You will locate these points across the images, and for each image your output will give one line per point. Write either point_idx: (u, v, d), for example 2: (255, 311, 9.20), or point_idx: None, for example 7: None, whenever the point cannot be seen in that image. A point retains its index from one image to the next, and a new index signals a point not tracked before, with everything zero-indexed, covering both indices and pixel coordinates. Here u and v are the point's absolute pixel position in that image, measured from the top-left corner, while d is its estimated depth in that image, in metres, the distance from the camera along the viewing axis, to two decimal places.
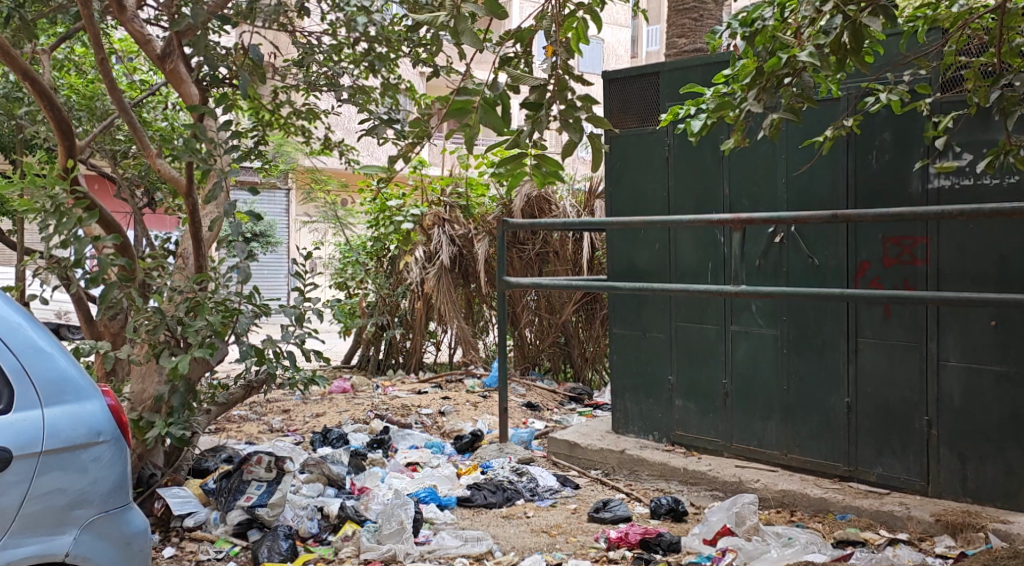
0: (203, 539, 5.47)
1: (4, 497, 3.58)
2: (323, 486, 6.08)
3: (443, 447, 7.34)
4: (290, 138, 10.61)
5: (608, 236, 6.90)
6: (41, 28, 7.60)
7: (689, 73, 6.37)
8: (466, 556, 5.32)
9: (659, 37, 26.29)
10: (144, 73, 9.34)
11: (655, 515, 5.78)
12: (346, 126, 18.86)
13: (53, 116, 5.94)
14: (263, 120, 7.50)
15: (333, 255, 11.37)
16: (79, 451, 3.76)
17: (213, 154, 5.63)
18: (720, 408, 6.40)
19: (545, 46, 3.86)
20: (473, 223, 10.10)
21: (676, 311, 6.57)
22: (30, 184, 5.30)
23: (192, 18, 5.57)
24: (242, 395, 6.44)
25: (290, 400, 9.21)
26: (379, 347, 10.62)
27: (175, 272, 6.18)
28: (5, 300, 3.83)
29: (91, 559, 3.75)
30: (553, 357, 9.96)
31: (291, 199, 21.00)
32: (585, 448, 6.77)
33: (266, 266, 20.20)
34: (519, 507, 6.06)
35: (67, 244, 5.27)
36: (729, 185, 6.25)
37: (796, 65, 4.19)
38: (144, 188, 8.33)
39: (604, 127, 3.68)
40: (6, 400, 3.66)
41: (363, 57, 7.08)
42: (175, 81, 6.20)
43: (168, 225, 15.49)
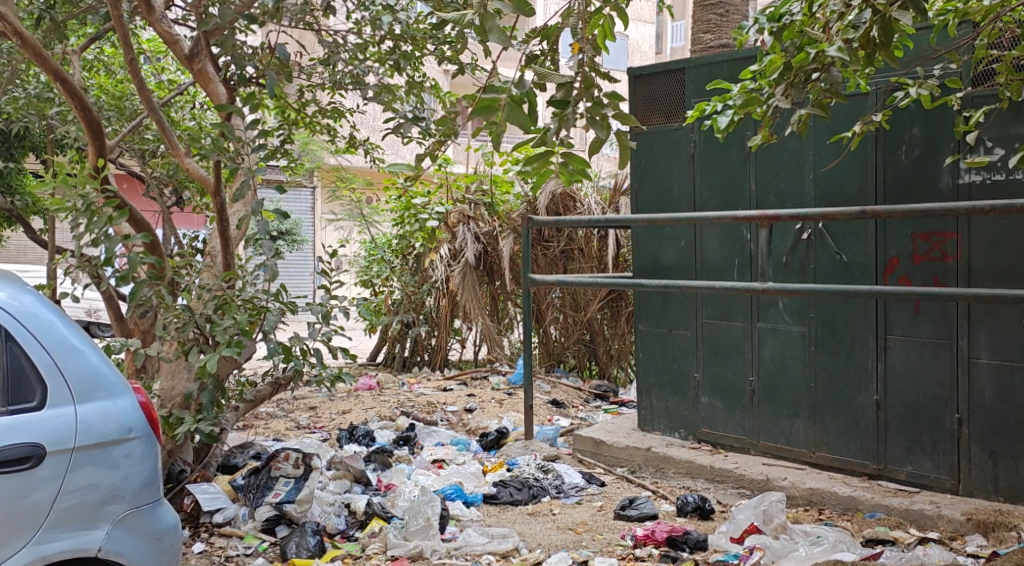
0: (232, 534, 5.51)
1: (38, 492, 3.63)
2: (350, 482, 6.14)
3: (469, 444, 7.35)
4: (316, 137, 10.65)
5: (634, 234, 6.89)
6: (72, 29, 7.68)
7: (715, 68, 6.36)
8: (492, 553, 5.34)
9: (683, 33, 26.01)
10: (172, 73, 9.43)
11: (681, 513, 5.78)
12: (371, 124, 18.88)
13: (85, 116, 5.99)
14: (289, 119, 7.55)
15: (359, 253, 11.42)
16: (111, 447, 3.80)
17: (241, 153, 5.68)
18: (747, 406, 6.38)
19: (572, 43, 3.85)
20: (498, 220, 10.14)
21: (702, 308, 6.55)
22: (61, 183, 5.35)
23: (220, 18, 5.61)
24: (269, 392, 6.48)
25: (317, 397, 9.27)
26: (405, 344, 10.70)
27: (203, 270, 6.22)
28: (37, 298, 3.87)
29: (122, 554, 3.78)
30: (579, 354, 9.96)
31: (316, 197, 21.14)
32: (611, 446, 6.76)
33: (292, 263, 20.34)
34: (544, 505, 6.08)
35: (98, 243, 5.32)
36: (755, 182, 6.22)
37: (825, 60, 4.08)
38: (173, 187, 8.39)
39: (631, 124, 3.67)
40: (39, 396, 3.70)
41: (388, 56, 7.12)
42: (203, 81, 6.35)
43: (195, 224, 15.64)
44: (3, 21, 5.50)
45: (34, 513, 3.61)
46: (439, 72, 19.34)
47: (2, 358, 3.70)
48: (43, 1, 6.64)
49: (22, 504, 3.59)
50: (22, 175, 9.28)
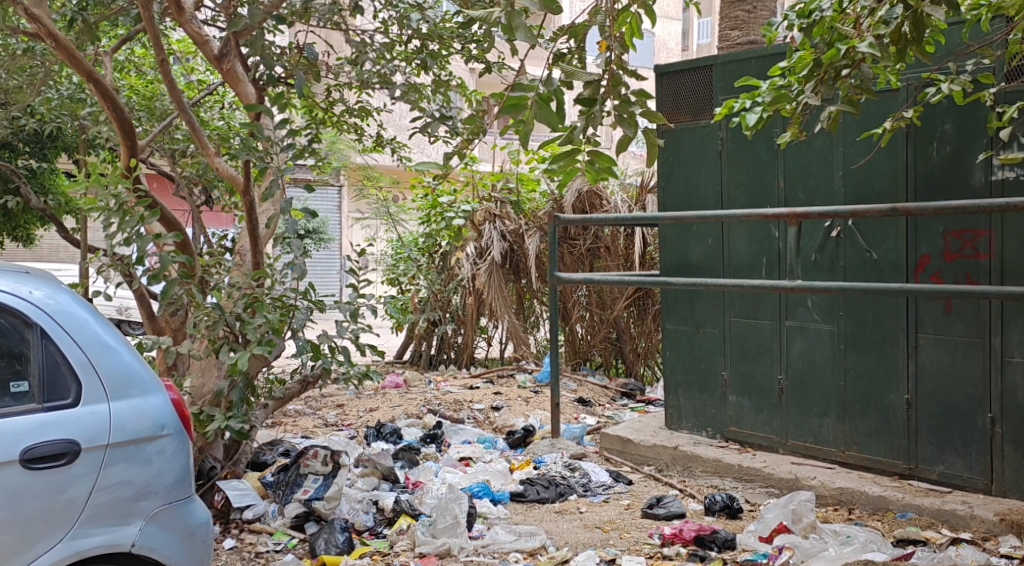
0: (262, 531, 5.55)
1: (73, 488, 3.67)
2: (378, 480, 6.17)
3: (496, 443, 7.37)
4: (343, 136, 10.70)
5: (661, 232, 6.88)
6: (104, 30, 7.77)
7: (743, 65, 6.34)
8: (520, 551, 5.36)
9: (710, 28, 25.26)
10: (202, 72, 9.50)
11: (710, 512, 5.77)
12: (397, 124, 18.94)
13: (117, 116, 6.06)
14: (316, 118, 7.59)
15: (385, 251, 11.45)
16: (144, 444, 3.84)
17: (270, 152, 5.71)
18: (776, 404, 6.35)
19: (599, 41, 3.86)
20: (524, 218, 10.14)
21: (730, 306, 6.54)
22: (94, 183, 5.43)
23: (249, 18, 5.64)
24: (298, 390, 6.52)
25: (345, 395, 9.33)
26: (431, 342, 10.75)
27: (233, 269, 6.27)
28: (72, 296, 3.92)
29: (156, 550, 3.83)
30: (605, 352, 9.97)
31: (343, 196, 21.23)
32: (638, 444, 6.75)
33: (319, 262, 20.45)
34: (572, 503, 6.08)
35: (130, 241, 5.36)
36: (784, 179, 6.20)
37: (855, 56, 4.11)
38: (202, 186, 8.46)
39: (658, 122, 3.68)
40: (74, 393, 3.75)
41: (415, 54, 7.14)
42: (233, 80, 6.43)
43: (224, 223, 15.79)
44: (37, 23, 5.57)
45: (69, 508, 3.66)
46: (466, 70, 19.32)
47: (38, 356, 3.74)
48: (76, 3, 6.72)
49: (57, 500, 3.64)
50: (55, 175, 9.41)
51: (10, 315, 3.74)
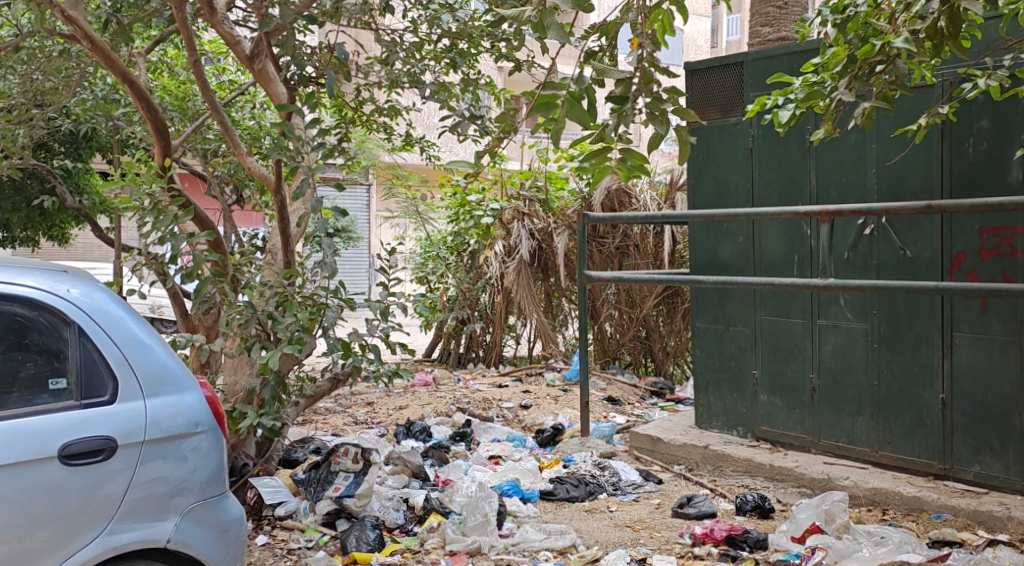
0: (294, 527, 5.58)
1: (110, 484, 3.71)
2: (408, 477, 6.19)
3: (525, 441, 7.38)
4: (372, 135, 10.74)
5: (691, 230, 6.85)
6: (138, 32, 7.84)
7: (775, 62, 6.30)
8: (550, 549, 5.36)
9: (740, 25, 25.33)
10: (233, 73, 9.59)
11: (740, 511, 5.74)
12: (426, 124, 19.08)
13: (150, 116, 6.10)
14: (346, 117, 7.61)
15: (415, 249, 11.51)
16: (179, 441, 3.87)
17: (300, 152, 5.73)
18: (808, 404, 6.31)
19: (631, 39, 3.84)
20: (553, 217, 10.14)
21: (761, 304, 6.50)
22: (130, 183, 5.49)
23: (281, 19, 5.66)
24: (328, 388, 6.56)
25: (374, 392, 9.38)
26: (460, 340, 10.80)
27: (264, 268, 6.31)
28: (108, 295, 3.95)
29: (191, 546, 3.86)
30: (634, 351, 9.95)
31: (372, 195, 21.36)
32: (668, 443, 6.73)
33: (348, 261, 20.59)
34: (602, 502, 6.08)
35: (164, 241, 5.40)
36: (816, 177, 6.16)
37: (890, 52, 4.06)
38: (234, 186, 8.54)
39: (690, 119, 3.67)
40: (111, 390, 3.79)
41: (445, 54, 7.16)
42: (263, 81, 6.34)
43: (255, 223, 15.95)
44: (74, 25, 5.63)
45: (107, 504, 3.70)
46: (494, 68, 19.36)
47: (76, 353, 3.78)
48: (111, 5, 6.79)
49: (96, 495, 3.68)
50: (89, 175, 9.55)
51: (49, 313, 3.78)
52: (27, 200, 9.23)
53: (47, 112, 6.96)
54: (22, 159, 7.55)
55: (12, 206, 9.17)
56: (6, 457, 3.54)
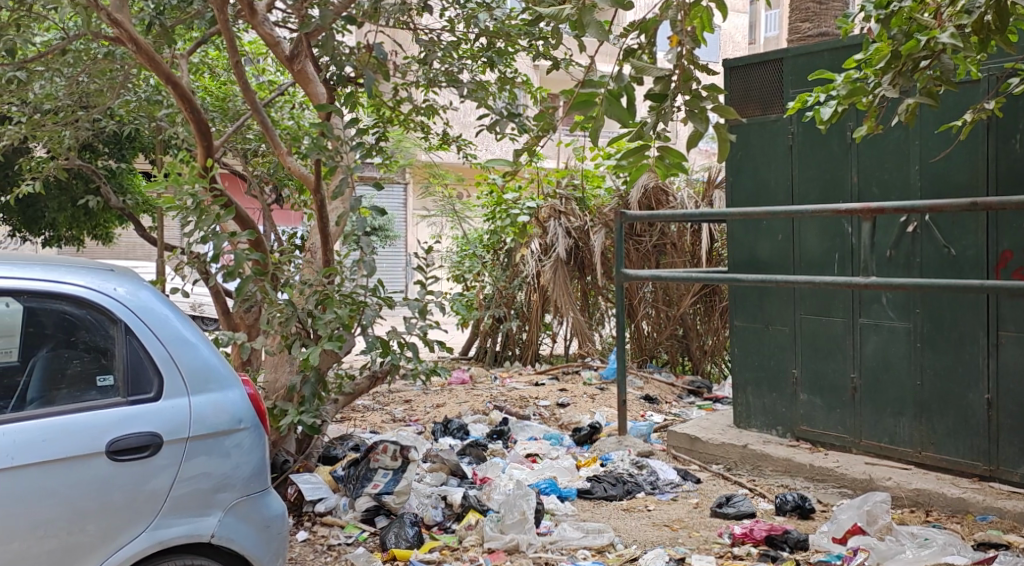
0: (334, 524, 5.63)
1: (155, 480, 3.76)
2: (446, 475, 6.21)
3: (562, 439, 7.39)
4: (409, 133, 10.79)
5: (729, 228, 6.81)
6: (180, 33, 7.92)
7: (817, 58, 6.25)
8: (588, 548, 5.37)
9: (779, 21, 25.14)
10: (273, 73, 9.68)
11: (780, 512, 5.71)
12: (463, 121, 19.16)
13: (194, 117, 6.17)
14: (383, 117, 7.60)
15: (451, 248, 11.56)
16: (222, 437, 3.91)
17: (340, 151, 5.76)
18: (848, 403, 6.26)
19: (669, 36, 3.76)
20: (590, 215, 10.13)
21: (801, 303, 6.46)
22: (173, 183, 5.55)
23: (319, 19, 5.60)
24: (367, 385, 6.63)
25: (411, 390, 9.44)
26: (496, 339, 10.83)
27: (304, 267, 6.36)
28: (154, 293, 4.00)
29: (235, 541, 3.90)
30: (671, 349, 9.92)
31: (408, 193, 21.47)
32: (706, 442, 6.71)
33: (384, 258, 20.72)
34: (640, 500, 6.07)
35: (206, 240, 5.46)
36: (857, 174, 6.11)
37: (935, 47, 4.02)
38: (273, 186, 8.63)
39: (728, 117, 3.66)
40: (156, 387, 3.84)
41: (482, 52, 7.18)
42: (303, 80, 6.49)
43: (294, 221, 16.12)
44: (120, 28, 5.71)
45: (153, 499, 3.74)
46: (529, 66, 19.36)
47: (123, 351, 3.84)
48: (154, 7, 6.87)
49: (141, 491, 3.73)
50: (133, 175, 9.72)
51: (95, 310, 3.83)
52: (73, 199, 9.60)
53: (92, 114, 7.08)
54: (67, 160, 7.66)
55: (58, 206, 9.57)
56: (54, 453, 3.60)
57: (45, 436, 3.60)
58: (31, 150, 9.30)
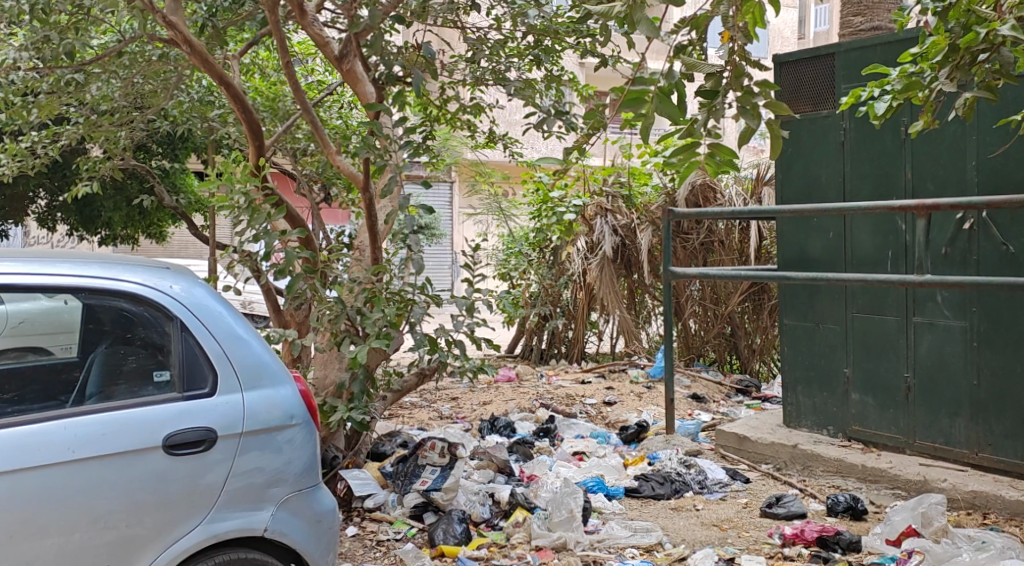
0: (383, 519, 5.66)
1: (210, 474, 3.80)
2: (494, 472, 6.22)
3: (610, 438, 7.36)
4: (456, 132, 10.81)
5: (779, 226, 6.74)
6: (232, 35, 8.00)
7: (869, 52, 6.17)
8: (636, 547, 5.34)
9: (829, 16, 24.72)
10: (321, 72, 9.75)
11: (832, 513, 5.65)
12: (509, 118, 19.22)
13: (246, 117, 6.24)
14: (431, 115, 7.56)
15: (498, 246, 11.57)
16: (275, 432, 3.94)
17: (389, 150, 5.76)
18: (902, 403, 6.17)
19: (722, 32, 3.76)
20: (637, 213, 10.09)
21: (853, 301, 6.38)
22: (226, 181, 5.60)
23: (369, 19, 5.60)
24: (415, 382, 6.64)
25: (458, 388, 9.47)
26: (543, 336, 10.83)
27: (352, 265, 6.38)
28: (208, 290, 4.04)
29: (287, 535, 3.93)
30: (719, 347, 9.87)
31: (454, 191, 21.54)
32: (755, 442, 6.66)
33: (432, 256, 20.80)
34: (688, 500, 6.04)
35: (258, 237, 5.52)
36: (912, 170, 6.02)
37: (994, 39, 3.98)
38: (322, 184, 8.69)
39: (782, 112, 3.61)
40: (211, 383, 3.88)
41: (528, 51, 7.16)
42: (352, 80, 6.47)
43: (342, 219, 16.26)
44: (174, 30, 5.78)
45: (208, 493, 3.78)
46: (575, 63, 19.37)
47: (178, 347, 3.88)
48: (207, 9, 6.96)
49: (197, 484, 3.77)
50: (186, 175, 9.87)
51: (151, 307, 3.88)
52: (128, 198, 9.75)
53: (147, 116, 7.19)
54: (123, 160, 7.78)
55: (114, 206, 9.76)
56: (113, 447, 3.65)
57: (104, 430, 3.65)
58: (88, 151, 9.46)
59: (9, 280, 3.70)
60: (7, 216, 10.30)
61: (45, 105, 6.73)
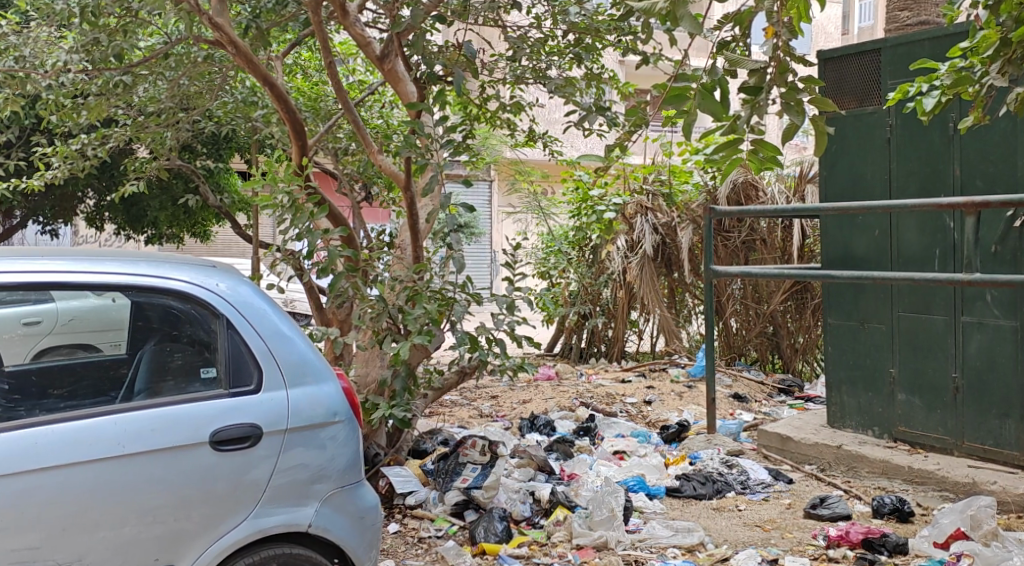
0: (424, 517, 5.67)
1: (256, 470, 3.82)
2: (534, 471, 6.22)
3: (650, 437, 7.31)
4: (496, 131, 10.80)
5: (823, 224, 6.67)
6: (276, 36, 8.05)
7: (917, 47, 6.09)
8: (678, 547, 5.29)
9: (873, 11, 24.36)
10: (362, 73, 9.79)
11: (877, 514, 5.58)
12: (548, 117, 19.23)
13: (289, 117, 6.29)
14: (472, 114, 7.53)
15: (537, 244, 11.56)
16: (318, 429, 3.96)
17: (430, 149, 5.76)
18: (950, 404, 6.08)
19: (766, 27, 3.68)
20: (677, 211, 10.03)
21: (899, 300, 6.29)
22: (270, 181, 5.64)
23: (410, 19, 5.61)
24: (456, 380, 6.64)
25: (498, 386, 9.48)
26: (582, 335, 10.80)
27: (393, 263, 6.40)
28: (253, 288, 4.07)
29: (330, 531, 3.95)
30: (761, 347, 9.77)
31: (493, 191, 21.55)
32: (799, 442, 6.58)
33: (471, 255, 20.84)
34: (731, 500, 5.99)
35: (301, 236, 5.54)
36: (960, 166, 5.93)
37: None
38: (363, 183, 8.72)
39: (827, 109, 3.55)
40: (256, 380, 3.90)
41: (569, 49, 7.14)
42: (394, 80, 6.49)
43: (382, 218, 16.34)
44: (220, 31, 5.84)
45: (253, 489, 3.80)
46: (615, 61, 19.34)
47: (224, 344, 3.91)
48: (250, 10, 7.00)
49: (243, 480, 3.79)
50: (229, 175, 9.97)
51: (198, 306, 3.92)
52: (173, 198, 9.86)
53: (192, 116, 7.24)
54: (169, 160, 7.85)
55: (159, 205, 9.87)
56: (161, 442, 3.68)
57: (151, 426, 3.69)
58: (135, 151, 9.57)
59: (60, 278, 3.73)
60: (55, 215, 10.45)
61: (93, 107, 6.81)
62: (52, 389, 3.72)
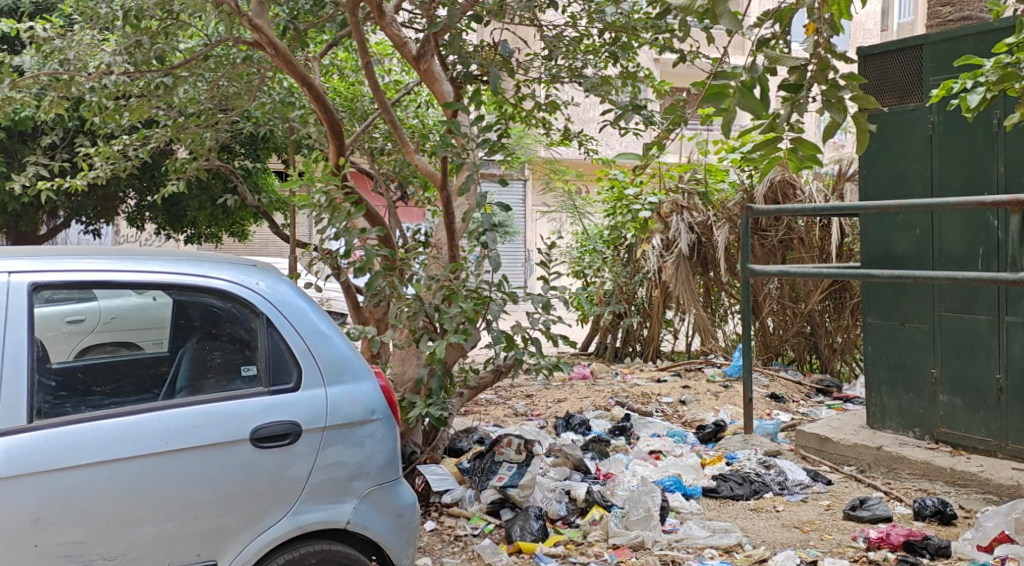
0: (461, 515, 5.66)
1: (295, 466, 3.84)
2: (570, 470, 6.20)
3: (686, 437, 7.27)
4: (531, 130, 10.80)
5: (862, 222, 6.59)
6: (314, 36, 8.09)
7: (960, 43, 6.02)
8: (715, 547, 5.26)
9: (912, 6, 24.07)
10: (398, 73, 9.82)
11: (919, 516, 5.51)
12: (583, 116, 19.21)
13: (327, 117, 6.31)
14: (508, 113, 7.53)
15: (572, 243, 11.54)
16: (356, 427, 3.98)
17: (466, 148, 5.75)
18: (993, 405, 6.00)
19: (806, 24, 3.66)
20: (712, 210, 9.97)
21: (941, 300, 6.22)
22: (307, 181, 5.66)
23: (447, 19, 5.61)
24: (491, 379, 6.62)
25: (533, 385, 9.47)
26: (617, 335, 10.76)
27: (429, 263, 6.41)
28: (292, 287, 4.09)
29: (368, 528, 3.97)
30: (799, 347, 9.69)
31: (528, 190, 21.56)
32: (837, 443, 6.52)
33: (505, 255, 20.86)
34: (768, 501, 5.94)
35: (338, 235, 5.55)
36: (1004, 163, 5.85)
37: None
38: (399, 183, 8.74)
39: (870, 105, 3.51)
40: (295, 378, 3.92)
41: (605, 48, 7.12)
42: (430, 80, 6.54)
43: (416, 218, 16.40)
44: (260, 32, 5.91)
45: (293, 485, 3.82)
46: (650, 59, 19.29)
47: (264, 342, 3.93)
48: (288, 10, 7.04)
49: (282, 476, 3.81)
50: (266, 175, 10.04)
51: (238, 304, 3.94)
52: (212, 198, 9.93)
53: (230, 117, 7.29)
54: (207, 160, 7.92)
55: (198, 205, 9.95)
56: (202, 439, 3.70)
57: (193, 423, 3.71)
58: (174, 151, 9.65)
59: (102, 276, 3.76)
60: (97, 215, 10.58)
61: (136, 109, 6.87)
62: (95, 386, 3.74)
